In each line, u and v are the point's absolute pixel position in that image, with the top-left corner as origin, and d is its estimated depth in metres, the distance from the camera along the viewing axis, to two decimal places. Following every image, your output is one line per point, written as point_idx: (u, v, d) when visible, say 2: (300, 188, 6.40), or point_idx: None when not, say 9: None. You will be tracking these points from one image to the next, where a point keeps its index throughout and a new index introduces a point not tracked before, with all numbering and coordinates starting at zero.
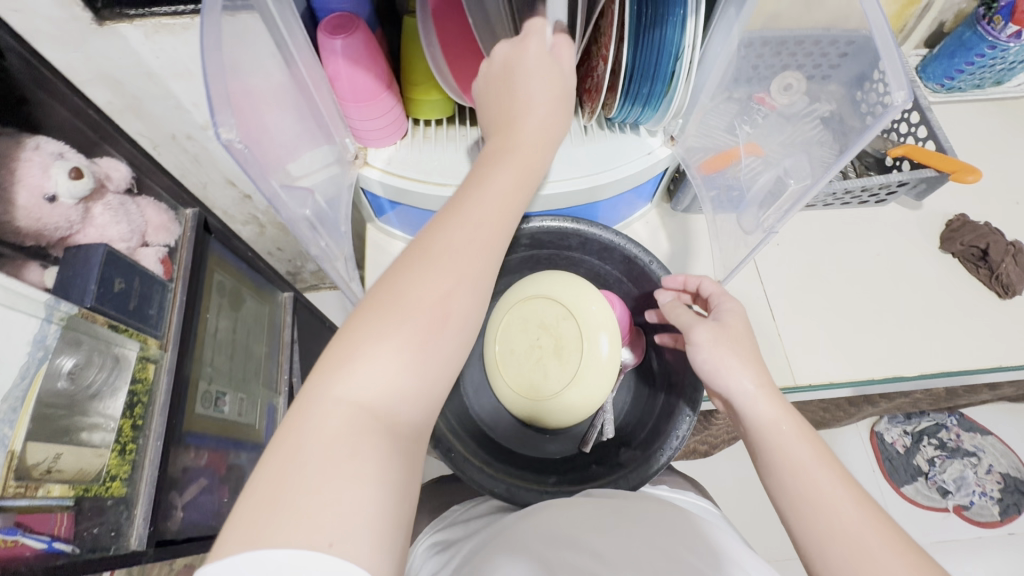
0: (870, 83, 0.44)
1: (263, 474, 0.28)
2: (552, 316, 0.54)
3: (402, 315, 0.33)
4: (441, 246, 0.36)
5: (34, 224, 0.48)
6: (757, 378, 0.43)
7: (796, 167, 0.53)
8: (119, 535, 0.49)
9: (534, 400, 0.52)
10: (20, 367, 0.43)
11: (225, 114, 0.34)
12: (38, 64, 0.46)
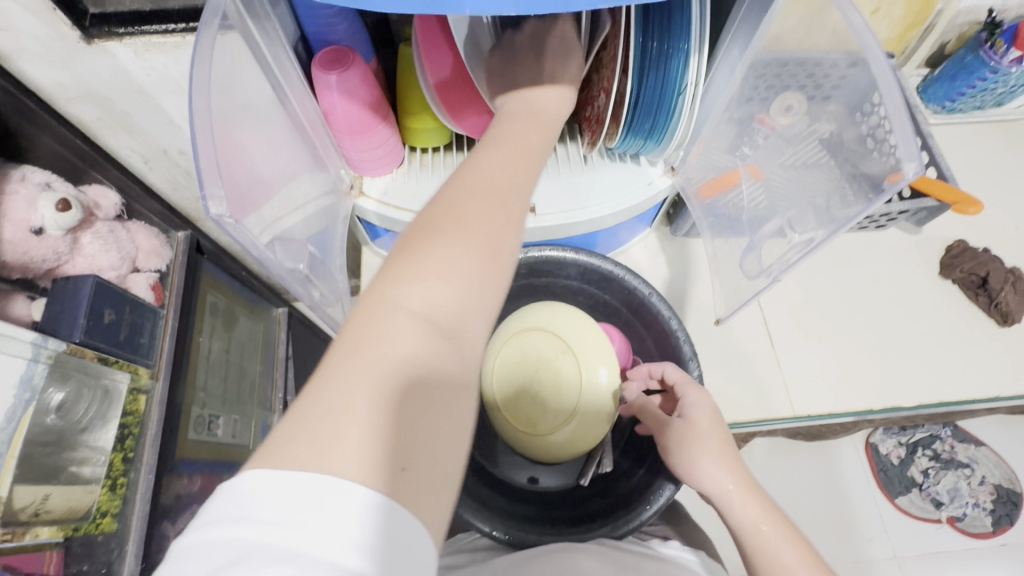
0: (880, 134, 0.43)
1: (332, 388, 0.26)
2: (551, 350, 0.53)
3: (468, 225, 0.31)
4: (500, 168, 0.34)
5: (21, 258, 0.47)
6: (735, 481, 0.42)
7: (801, 218, 0.53)
8: (109, 572, 0.48)
9: (533, 435, 0.52)
10: (7, 410, 0.42)
11: (215, 186, 0.33)
12: (22, 94, 0.46)
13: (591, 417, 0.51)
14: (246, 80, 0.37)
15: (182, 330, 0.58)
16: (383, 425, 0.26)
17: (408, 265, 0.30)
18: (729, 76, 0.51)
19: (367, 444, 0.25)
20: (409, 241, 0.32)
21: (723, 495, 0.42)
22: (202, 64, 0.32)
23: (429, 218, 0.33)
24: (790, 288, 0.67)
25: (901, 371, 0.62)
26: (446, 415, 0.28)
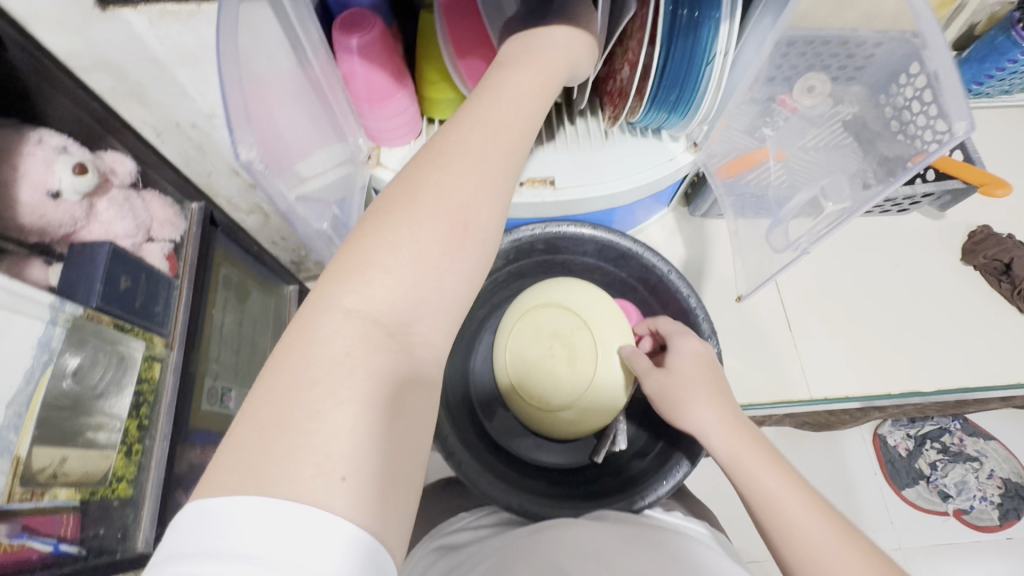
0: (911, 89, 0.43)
1: (268, 397, 0.27)
2: (568, 326, 0.53)
3: (420, 216, 0.32)
4: (453, 153, 0.33)
5: (38, 221, 0.47)
6: (724, 415, 0.43)
7: (834, 186, 0.51)
8: (126, 537, 0.49)
9: (545, 411, 0.52)
10: (24, 371, 0.42)
11: (245, 135, 0.32)
12: (43, 56, 0.44)
13: (600, 395, 0.51)
14: (278, 32, 0.37)
15: (196, 302, 0.58)
16: (327, 420, 0.26)
17: (361, 254, 0.31)
18: (758, 49, 0.50)
19: (302, 453, 0.25)
20: (363, 231, 0.32)
21: (716, 430, 0.43)
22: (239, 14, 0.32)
23: (377, 216, 0.32)
24: (807, 272, 0.66)
25: (917, 357, 0.61)
26: (390, 412, 0.28)
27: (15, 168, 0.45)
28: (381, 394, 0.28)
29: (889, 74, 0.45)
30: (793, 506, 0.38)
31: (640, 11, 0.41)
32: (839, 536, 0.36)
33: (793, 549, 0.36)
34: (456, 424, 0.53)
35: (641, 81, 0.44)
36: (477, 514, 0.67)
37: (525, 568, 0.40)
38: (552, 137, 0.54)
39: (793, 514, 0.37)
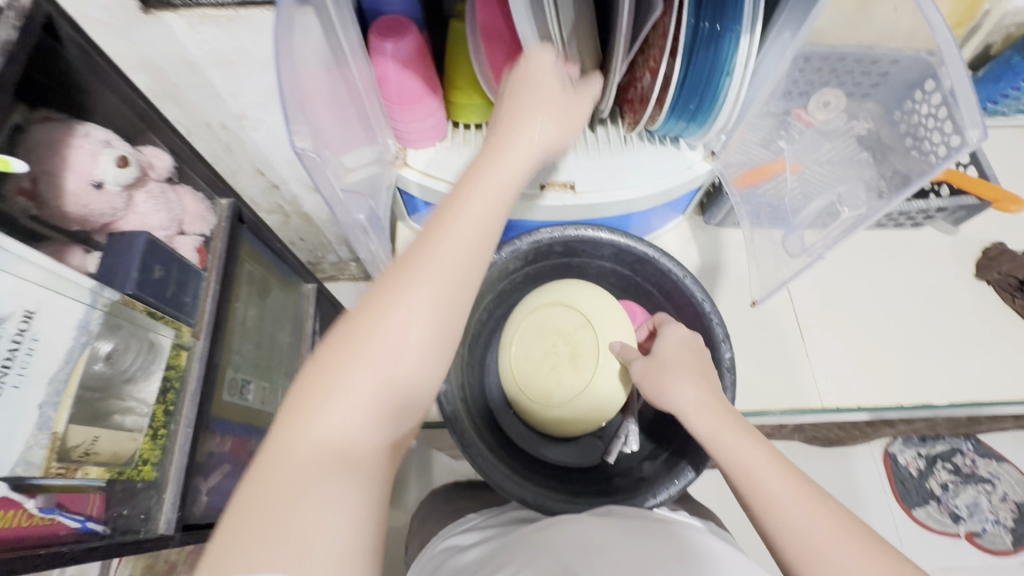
0: (922, 94, 0.45)
1: (239, 506, 0.31)
2: (570, 322, 0.54)
3: (374, 353, 0.34)
4: (406, 269, 0.36)
5: (82, 210, 0.49)
6: (701, 392, 0.44)
7: (851, 194, 0.52)
8: (149, 518, 0.50)
9: (545, 406, 0.53)
10: (65, 351, 0.43)
11: (297, 124, 0.36)
12: (93, 52, 0.45)
13: (598, 393, 0.51)
14: (327, 34, 0.39)
15: (223, 294, 0.60)
16: (286, 524, 0.30)
17: (318, 380, 0.34)
18: (779, 61, 0.52)
19: (265, 554, 0.29)
20: (328, 350, 0.36)
21: (693, 406, 0.43)
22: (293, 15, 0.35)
23: (338, 337, 0.36)
24: (820, 283, 0.67)
25: (929, 370, 0.62)
26: (346, 511, 0.31)
27: (63, 158, 0.47)
28: (333, 498, 0.31)
29: (906, 86, 0.46)
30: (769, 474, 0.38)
31: (664, 19, 0.43)
32: (814, 500, 0.37)
33: (772, 516, 0.37)
34: (473, 421, 0.54)
35: (662, 89, 0.46)
36: (487, 515, 0.67)
37: (531, 566, 0.40)
38: (573, 143, 0.56)
39: (770, 482, 0.38)
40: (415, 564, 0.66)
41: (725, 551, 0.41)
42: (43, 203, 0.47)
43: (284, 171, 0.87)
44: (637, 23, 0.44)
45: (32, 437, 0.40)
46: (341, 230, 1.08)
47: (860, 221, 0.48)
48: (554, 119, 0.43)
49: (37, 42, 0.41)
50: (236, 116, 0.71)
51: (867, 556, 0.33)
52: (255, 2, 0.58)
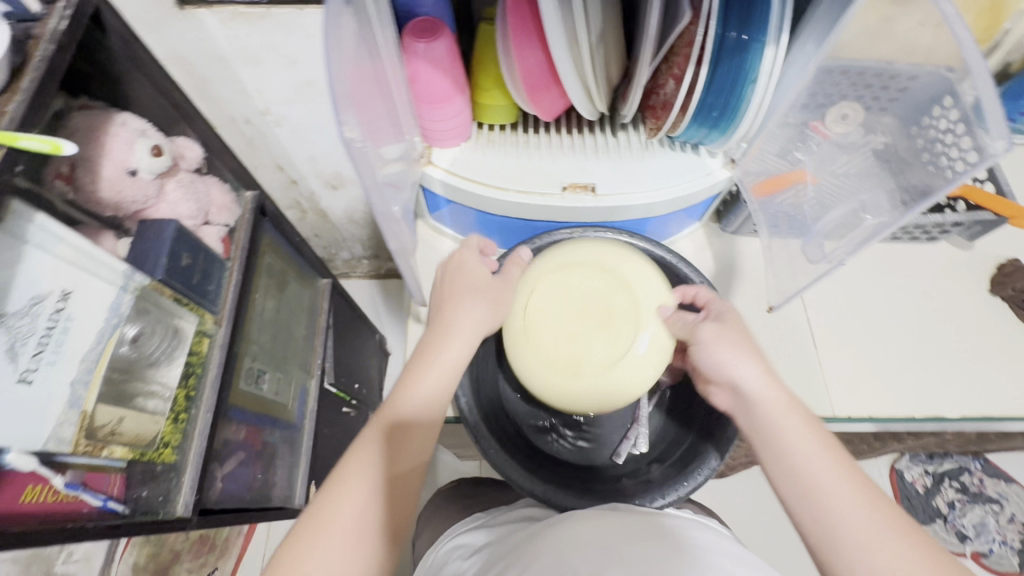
0: (939, 110, 0.45)
1: None
2: (608, 286, 0.52)
3: (331, 540, 0.41)
4: (360, 459, 0.44)
5: (115, 196, 0.50)
6: (761, 378, 0.45)
7: (874, 202, 0.52)
8: (168, 501, 0.51)
9: (574, 375, 0.49)
10: (96, 332, 0.44)
11: (346, 115, 0.37)
12: (135, 43, 0.46)
13: (645, 365, 0.49)
14: (370, 30, 0.41)
15: (244, 284, 0.61)
16: None
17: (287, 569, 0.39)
18: (802, 73, 0.53)
19: None
20: (294, 542, 0.41)
21: (756, 393, 0.44)
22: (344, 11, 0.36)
23: (303, 529, 0.42)
24: (832, 294, 0.67)
25: (941, 383, 0.62)
26: None
27: (101, 145, 0.49)
28: None
29: (922, 104, 0.47)
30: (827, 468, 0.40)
31: (691, 27, 0.44)
32: (866, 495, 0.39)
33: (832, 507, 0.39)
34: (487, 415, 0.55)
35: (687, 96, 0.47)
36: (494, 512, 0.68)
37: (536, 567, 0.40)
38: (595, 147, 0.57)
39: (827, 475, 0.40)
40: (423, 560, 0.67)
41: (710, 541, 0.42)
42: (79, 187, 0.48)
43: (304, 168, 0.89)
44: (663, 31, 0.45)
45: (63, 413, 0.41)
46: (356, 229, 1.10)
47: (881, 233, 0.49)
48: (489, 304, 0.50)
49: (84, 32, 0.42)
50: (261, 112, 0.75)
51: (926, 546, 0.36)
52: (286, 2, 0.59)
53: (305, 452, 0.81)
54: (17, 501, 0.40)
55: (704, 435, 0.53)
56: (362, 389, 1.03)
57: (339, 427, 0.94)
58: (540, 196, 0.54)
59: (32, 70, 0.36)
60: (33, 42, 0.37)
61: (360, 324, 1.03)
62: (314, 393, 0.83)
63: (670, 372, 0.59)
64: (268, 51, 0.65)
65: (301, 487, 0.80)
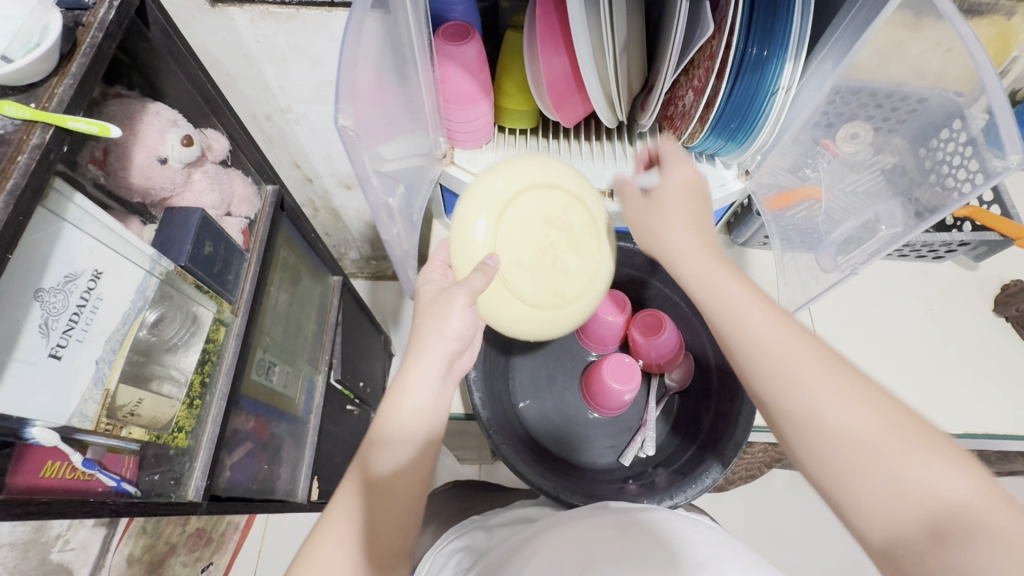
0: (948, 132, 0.47)
1: None
2: (556, 205, 0.51)
3: None
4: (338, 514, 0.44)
5: (145, 183, 0.52)
6: (698, 238, 0.49)
7: (888, 213, 0.54)
8: (179, 484, 0.52)
9: (564, 304, 0.51)
10: (122, 313, 0.45)
11: (348, 103, 0.38)
12: (175, 36, 0.48)
13: (606, 269, 0.54)
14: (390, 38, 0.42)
15: (261, 276, 0.62)
16: None
17: None
18: (819, 88, 0.54)
19: None
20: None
21: (685, 256, 0.48)
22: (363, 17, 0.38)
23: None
24: (838, 309, 0.68)
25: (946, 400, 0.63)
26: None
27: (134, 133, 0.50)
28: None
29: (929, 124, 0.49)
30: (769, 317, 0.43)
31: (714, 41, 0.45)
32: (802, 338, 0.41)
33: (765, 356, 0.41)
34: (496, 411, 0.55)
35: (705, 110, 0.49)
36: (497, 513, 0.68)
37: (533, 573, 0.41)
38: (613, 155, 0.58)
39: (768, 326, 0.42)
40: (420, 564, 0.66)
41: (691, 533, 0.43)
42: (111, 172, 0.50)
43: (320, 167, 0.90)
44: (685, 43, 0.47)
45: (87, 391, 0.42)
46: (366, 229, 1.11)
47: (897, 240, 0.52)
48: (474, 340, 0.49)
49: (129, 23, 0.43)
50: (282, 110, 0.77)
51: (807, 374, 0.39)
52: (315, 4, 0.61)
53: (309, 446, 0.81)
54: (38, 475, 0.41)
55: (711, 441, 0.53)
56: (367, 388, 1.04)
57: (342, 425, 0.95)
58: None
59: (81, 56, 0.37)
60: (82, 30, 0.38)
61: (366, 324, 1.04)
62: (321, 387, 0.84)
63: (678, 378, 0.60)
64: (295, 51, 0.67)
65: (304, 482, 0.79)
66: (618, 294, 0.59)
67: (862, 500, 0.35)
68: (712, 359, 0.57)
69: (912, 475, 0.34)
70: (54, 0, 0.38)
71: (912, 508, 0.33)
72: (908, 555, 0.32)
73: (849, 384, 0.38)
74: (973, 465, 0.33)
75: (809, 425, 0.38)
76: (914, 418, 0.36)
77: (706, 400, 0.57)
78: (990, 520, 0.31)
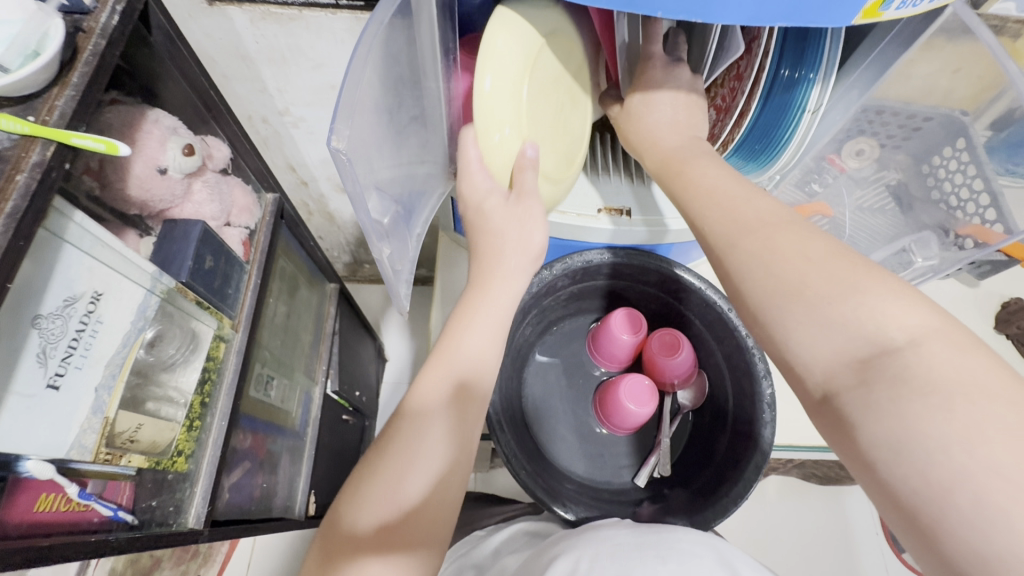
0: (945, 154, 0.58)
1: None
2: (559, 59, 0.43)
3: (382, 495, 0.42)
4: (397, 440, 0.44)
5: (143, 195, 0.49)
6: (679, 124, 0.47)
7: (923, 243, 0.65)
8: (178, 511, 0.49)
9: (571, 163, 0.51)
10: (123, 334, 0.43)
11: (342, 125, 0.35)
12: (180, 43, 0.45)
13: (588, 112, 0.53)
14: (393, 56, 0.40)
15: (262, 287, 0.59)
16: None
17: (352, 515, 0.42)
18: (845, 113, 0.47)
19: None
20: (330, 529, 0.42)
21: (659, 150, 0.46)
22: (365, 44, 0.35)
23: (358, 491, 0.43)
24: None
25: None
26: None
27: (133, 142, 0.47)
28: None
29: (922, 153, 0.60)
30: (724, 186, 0.40)
31: (747, 59, 0.46)
32: (758, 203, 0.38)
33: (720, 221, 0.39)
34: (513, 423, 0.54)
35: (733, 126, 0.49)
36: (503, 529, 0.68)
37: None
38: (622, 172, 0.58)
39: (726, 197, 0.39)
40: None
41: (678, 546, 0.43)
42: (107, 185, 0.47)
43: (316, 170, 0.88)
44: (717, 54, 0.47)
45: (86, 420, 0.40)
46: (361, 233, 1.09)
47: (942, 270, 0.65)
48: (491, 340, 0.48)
49: (131, 29, 0.41)
50: (278, 112, 0.74)
51: (787, 217, 0.37)
52: (319, 5, 0.58)
53: (307, 461, 0.79)
54: (32, 510, 0.38)
55: (730, 464, 0.52)
56: (362, 397, 1.02)
57: (339, 435, 0.92)
58: (576, 217, 0.55)
59: (81, 65, 0.35)
60: (82, 36, 0.36)
61: (361, 332, 1.02)
62: (318, 398, 0.82)
63: (692, 394, 0.60)
64: (295, 53, 0.64)
65: (301, 497, 0.78)
66: (633, 313, 0.58)
67: (802, 346, 0.32)
68: (728, 378, 0.56)
69: (856, 319, 0.31)
70: (54, 5, 0.36)
71: (851, 350, 0.30)
72: (846, 400, 0.30)
73: (805, 240, 0.35)
74: (919, 299, 0.31)
75: (754, 279, 0.35)
76: (866, 261, 0.33)
77: (722, 419, 0.56)
78: (927, 355, 0.28)
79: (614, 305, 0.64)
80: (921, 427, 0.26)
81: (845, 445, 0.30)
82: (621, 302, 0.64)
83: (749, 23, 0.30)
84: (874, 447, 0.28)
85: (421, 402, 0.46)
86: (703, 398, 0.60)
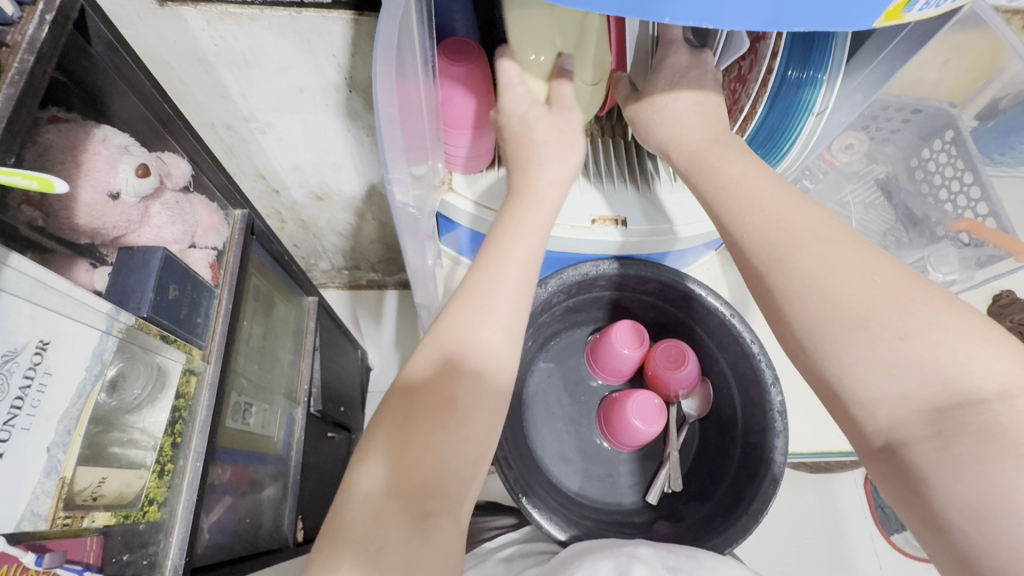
0: (940, 141, 0.57)
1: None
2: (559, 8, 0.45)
3: (428, 402, 0.40)
4: (434, 350, 0.42)
5: (93, 223, 0.44)
6: (702, 131, 0.45)
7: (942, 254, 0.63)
8: (154, 564, 0.44)
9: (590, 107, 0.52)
10: (77, 385, 0.39)
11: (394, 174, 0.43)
12: (124, 52, 0.40)
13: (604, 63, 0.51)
14: (406, 85, 0.40)
15: (235, 312, 0.55)
16: None
17: (394, 421, 0.39)
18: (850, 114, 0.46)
19: None
20: (367, 447, 0.39)
21: (689, 145, 0.45)
22: (381, 87, 0.37)
23: (398, 402, 0.40)
24: None
25: None
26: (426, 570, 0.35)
27: (79, 165, 0.42)
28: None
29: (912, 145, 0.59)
30: (764, 196, 0.39)
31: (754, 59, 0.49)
32: (808, 214, 0.38)
33: (760, 239, 0.38)
34: (518, 454, 0.51)
35: (742, 123, 0.51)
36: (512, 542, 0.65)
37: None
38: (619, 178, 0.56)
39: (769, 203, 0.39)
40: None
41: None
42: (51, 213, 0.42)
43: (288, 176, 0.82)
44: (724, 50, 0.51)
45: (38, 485, 0.36)
46: (339, 241, 1.04)
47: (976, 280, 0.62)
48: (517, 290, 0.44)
49: (68, 39, 0.36)
50: (243, 118, 0.69)
51: (835, 241, 0.36)
52: (281, 3, 0.53)
53: (292, 488, 0.75)
54: None
55: (747, 476, 0.50)
56: (348, 411, 0.98)
57: (325, 452, 0.88)
58: (569, 230, 0.53)
59: (6, 86, 0.30)
60: (4, 51, 0.31)
61: (344, 343, 0.98)
62: (301, 419, 0.78)
63: (698, 402, 0.59)
64: (259, 56, 0.59)
65: (290, 522, 0.74)
66: (637, 326, 0.57)
67: (865, 387, 0.33)
68: (734, 386, 0.54)
69: (931, 361, 0.31)
70: None
71: (927, 397, 0.31)
72: (915, 450, 0.31)
73: (869, 261, 0.35)
74: (994, 337, 0.31)
75: (809, 303, 0.35)
76: (939, 292, 0.34)
77: (730, 430, 0.55)
78: (1015, 411, 0.29)
79: (614, 317, 0.62)
80: (1014, 490, 0.27)
81: (915, 505, 0.31)
82: (621, 313, 0.61)
83: (767, 27, 0.28)
84: (949, 509, 0.29)
85: (452, 318, 0.42)
86: (705, 407, 0.59)
